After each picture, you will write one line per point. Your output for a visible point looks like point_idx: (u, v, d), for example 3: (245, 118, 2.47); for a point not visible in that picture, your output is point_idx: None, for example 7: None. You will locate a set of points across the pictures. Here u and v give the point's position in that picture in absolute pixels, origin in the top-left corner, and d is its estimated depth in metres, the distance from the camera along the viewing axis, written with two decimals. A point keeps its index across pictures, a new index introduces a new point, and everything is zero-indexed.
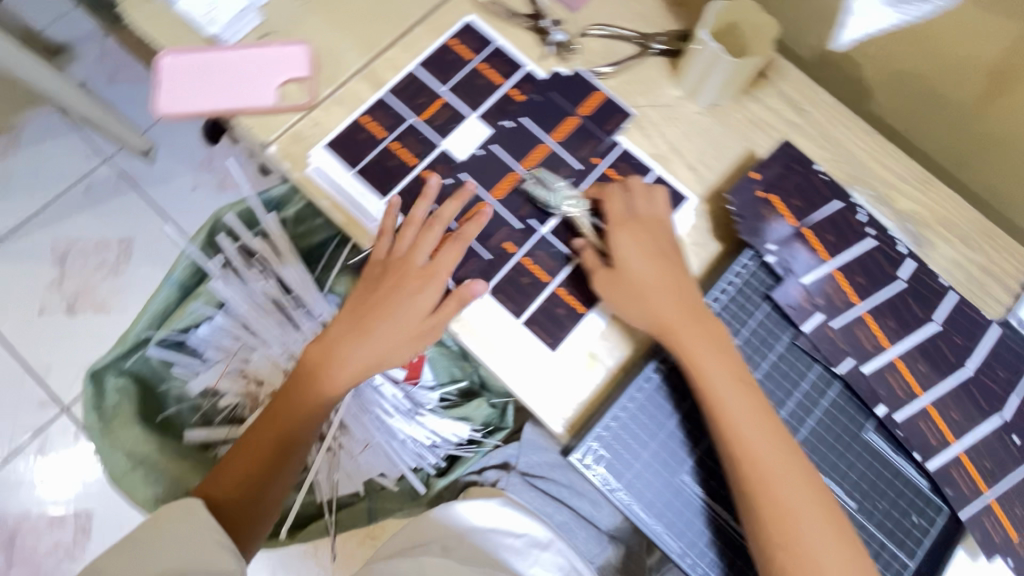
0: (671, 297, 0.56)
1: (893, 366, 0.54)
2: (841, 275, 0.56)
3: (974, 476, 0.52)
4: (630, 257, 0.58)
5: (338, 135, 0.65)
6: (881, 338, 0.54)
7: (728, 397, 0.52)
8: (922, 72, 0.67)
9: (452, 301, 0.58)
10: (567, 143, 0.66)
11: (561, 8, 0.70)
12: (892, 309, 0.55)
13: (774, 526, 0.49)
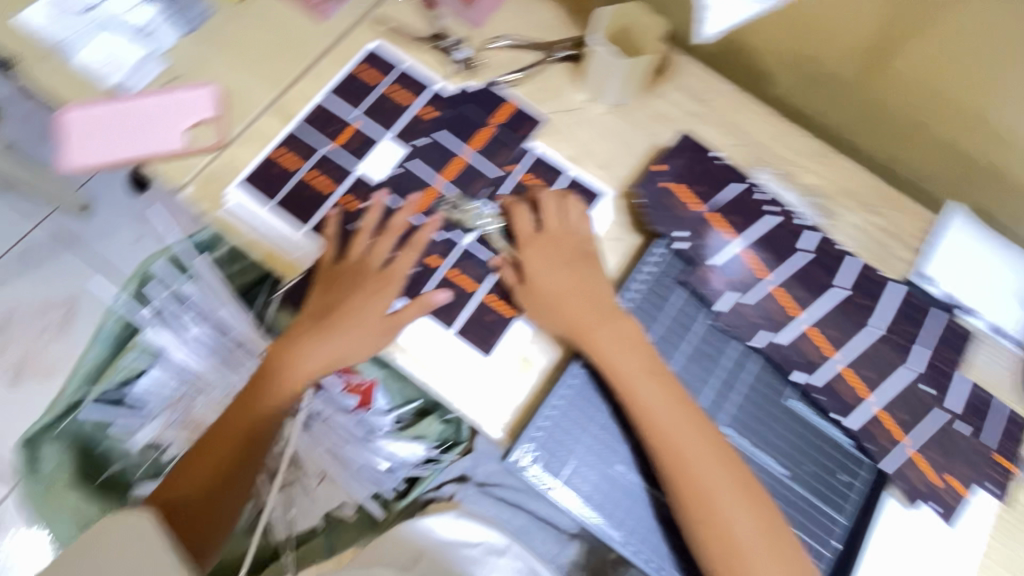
0: (582, 306, 0.58)
1: (805, 334, 0.56)
2: (749, 253, 0.59)
3: (892, 429, 0.54)
4: (544, 270, 0.60)
5: (253, 170, 0.65)
6: (791, 308, 0.57)
7: (641, 389, 0.54)
8: (809, 53, 0.71)
9: (414, 306, 0.59)
10: (482, 153, 0.67)
11: (463, 27, 0.72)
12: (800, 280, 0.58)
13: (694, 506, 0.51)
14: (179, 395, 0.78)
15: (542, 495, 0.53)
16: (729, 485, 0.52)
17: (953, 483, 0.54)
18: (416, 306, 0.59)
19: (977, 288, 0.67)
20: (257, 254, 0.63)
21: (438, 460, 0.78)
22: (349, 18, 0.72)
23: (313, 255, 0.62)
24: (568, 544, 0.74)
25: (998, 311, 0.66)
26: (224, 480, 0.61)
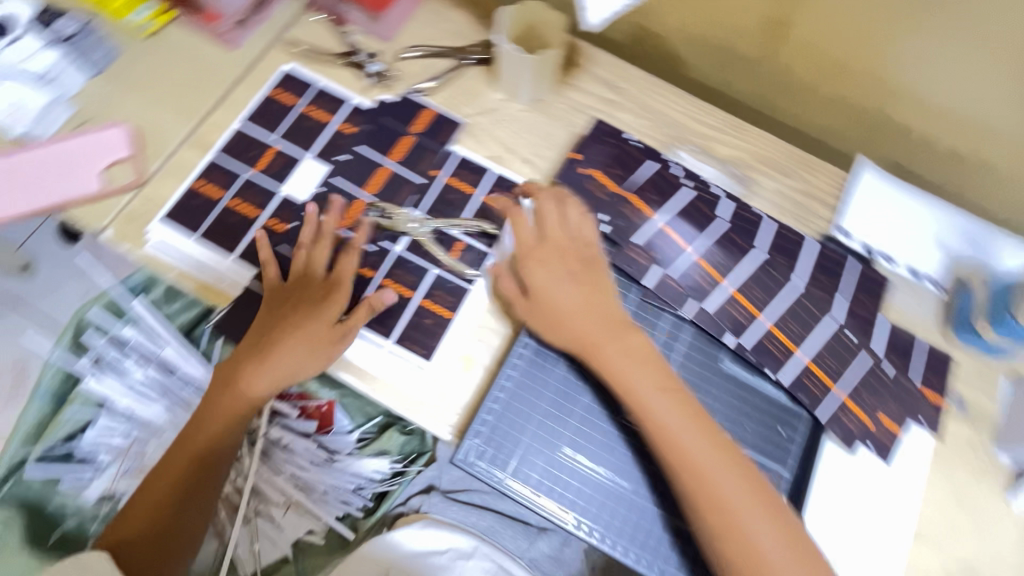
0: (594, 320, 0.55)
1: (732, 298, 0.58)
2: (670, 227, 0.60)
3: (822, 377, 0.57)
4: (551, 284, 0.57)
5: (174, 204, 0.64)
6: (714, 275, 0.59)
7: (653, 404, 0.52)
8: (710, 34, 0.76)
9: (363, 308, 0.59)
10: (405, 162, 0.68)
11: (374, 41, 0.73)
12: (720, 246, 0.60)
13: (717, 521, 0.49)
14: (130, 442, 0.75)
15: (492, 487, 0.53)
16: (713, 456, 0.51)
17: (886, 422, 0.58)
18: (365, 309, 0.59)
19: (892, 235, 0.70)
20: (186, 288, 0.62)
21: (403, 472, 0.77)
22: (259, 43, 0.72)
23: (244, 281, 0.62)
24: (537, 539, 0.70)
25: (914, 255, 0.70)
26: (183, 504, 0.59)
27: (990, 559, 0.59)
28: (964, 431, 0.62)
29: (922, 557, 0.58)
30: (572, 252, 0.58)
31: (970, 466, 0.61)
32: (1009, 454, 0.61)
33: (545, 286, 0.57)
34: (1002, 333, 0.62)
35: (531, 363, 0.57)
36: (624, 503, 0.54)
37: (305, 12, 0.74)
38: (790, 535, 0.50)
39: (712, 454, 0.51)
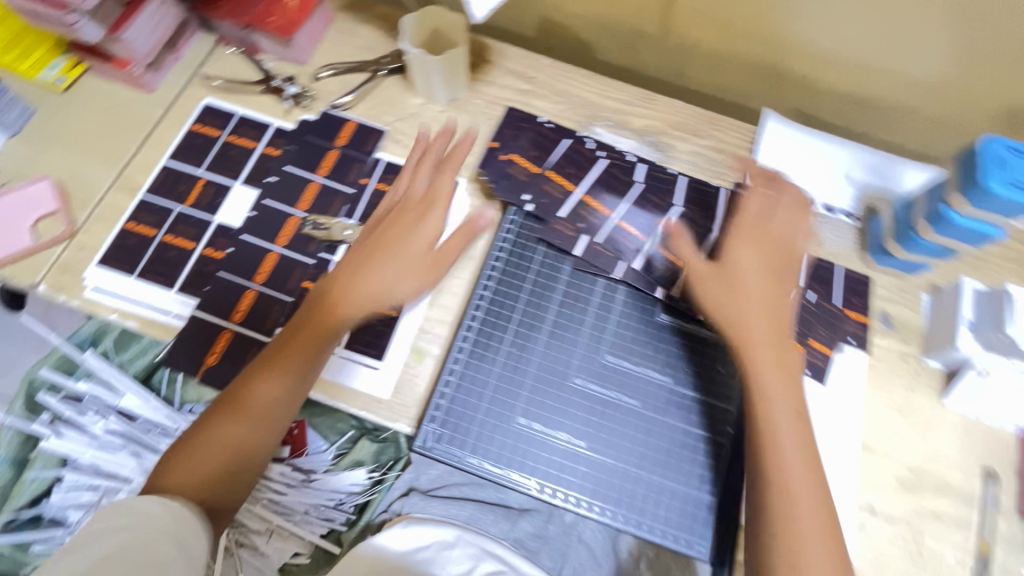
0: (762, 307, 0.56)
1: (658, 254, 0.62)
2: (591, 197, 0.64)
3: None
4: (736, 267, 0.57)
5: (108, 248, 0.65)
6: (637, 235, 0.62)
7: (778, 416, 0.52)
8: (611, 16, 0.81)
9: (464, 231, 0.60)
10: (334, 174, 0.70)
11: (289, 66, 0.76)
12: (640, 207, 0.64)
13: (780, 546, 0.48)
14: (99, 495, 0.75)
15: (455, 467, 0.54)
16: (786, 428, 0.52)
17: (818, 345, 0.65)
18: (465, 232, 0.60)
19: (804, 176, 0.75)
20: (132, 326, 0.62)
21: (382, 478, 0.78)
22: (175, 81, 0.74)
23: (188, 311, 0.62)
24: (518, 519, 0.73)
25: (827, 191, 0.74)
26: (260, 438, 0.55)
27: (937, 458, 0.62)
28: (892, 344, 0.67)
29: (872, 466, 0.62)
30: (771, 238, 0.59)
31: (901, 375, 0.66)
32: (936, 358, 0.66)
33: (726, 268, 0.57)
34: (909, 250, 0.66)
35: (476, 343, 0.59)
36: (583, 461, 0.55)
37: (219, 45, 0.76)
38: (832, 535, 0.49)
39: (789, 420, 0.52)
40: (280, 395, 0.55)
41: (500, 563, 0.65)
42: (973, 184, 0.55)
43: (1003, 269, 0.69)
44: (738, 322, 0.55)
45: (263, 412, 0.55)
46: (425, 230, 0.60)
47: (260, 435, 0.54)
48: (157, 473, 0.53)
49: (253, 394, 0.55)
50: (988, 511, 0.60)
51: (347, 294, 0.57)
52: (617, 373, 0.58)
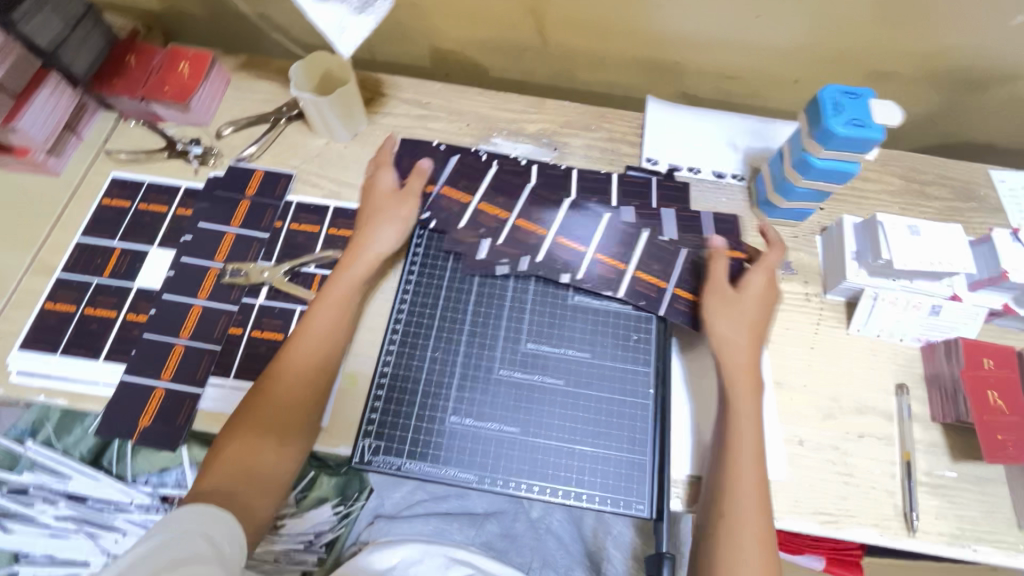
0: (750, 344, 0.59)
1: (556, 242, 0.65)
2: (484, 203, 0.67)
3: (652, 280, 0.64)
4: (746, 304, 0.61)
5: (28, 332, 0.66)
6: (536, 229, 0.66)
7: (744, 434, 0.55)
8: (493, 37, 0.87)
9: (416, 174, 0.68)
10: (247, 223, 0.72)
11: (192, 129, 0.79)
12: (529, 206, 0.67)
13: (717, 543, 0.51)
14: None
15: (394, 475, 0.56)
16: (747, 430, 0.55)
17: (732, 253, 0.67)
18: (417, 175, 0.68)
19: (693, 150, 0.81)
20: (60, 404, 0.62)
21: (348, 511, 0.79)
22: (80, 162, 0.75)
23: (115, 378, 0.63)
24: (483, 523, 0.81)
25: (715, 160, 0.80)
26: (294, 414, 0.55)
27: (852, 383, 0.67)
28: (794, 286, 0.72)
29: (796, 401, 0.65)
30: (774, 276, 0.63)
31: (808, 313, 0.71)
32: (834, 292, 0.71)
33: (741, 302, 0.61)
34: (788, 198, 0.71)
35: (400, 355, 0.61)
36: (518, 446, 0.58)
37: (121, 120, 0.78)
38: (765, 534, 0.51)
39: (753, 428, 0.55)
40: (303, 368, 0.57)
41: (464, 566, 0.69)
42: (821, 126, 0.61)
43: (872, 204, 0.78)
44: (726, 349, 0.59)
45: (292, 389, 0.56)
46: (387, 185, 0.68)
47: (290, 414, 0.55)
48: (208, 464, 0.53)
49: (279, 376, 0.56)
50: (905, 422, 0.64)
51: (342, 265, 0.63)
52: (539, 358, 0.62)
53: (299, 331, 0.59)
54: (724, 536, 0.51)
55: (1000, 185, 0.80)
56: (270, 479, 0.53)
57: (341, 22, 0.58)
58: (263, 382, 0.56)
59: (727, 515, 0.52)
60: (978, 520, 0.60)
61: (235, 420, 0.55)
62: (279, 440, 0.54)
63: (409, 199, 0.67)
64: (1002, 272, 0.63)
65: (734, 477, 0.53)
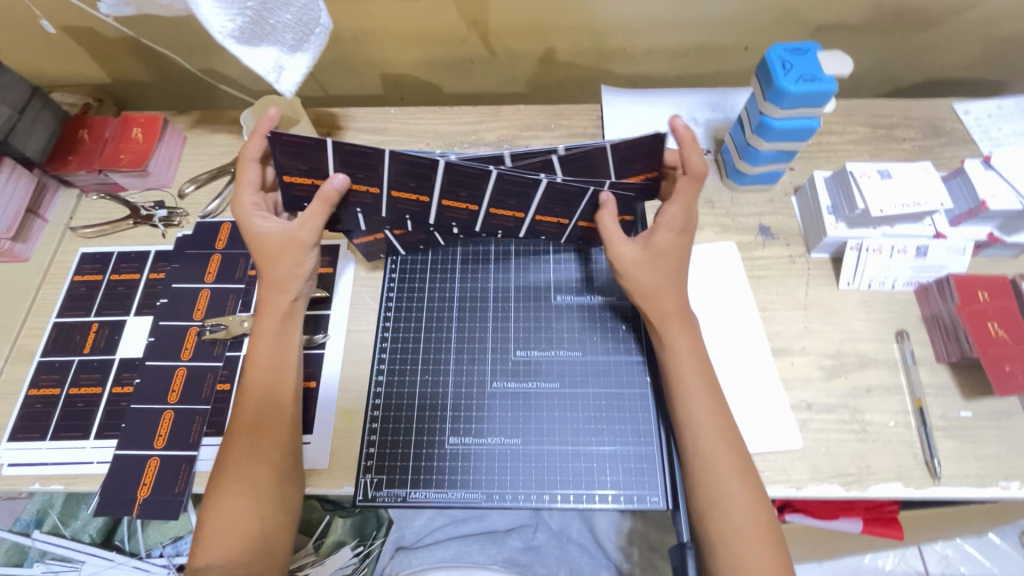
0: (665, 277, 0.58)
1: (493, 213, 0.61)
2: (400, 190, 0.58)
3: (552, 220, 0.63)
4: (659, 253, 0.58)
5: (16, 422, 0.65)
6: (467, 207, 0.60)
7: (704, 416, 0.53)
8: (441, 53, 0.87)
9: (317, 203, 0.56)
10: (221, 276, 0.71)
11: (154, 193, 0.78)
12: (455, 184, 0.57)
13: (725, 546, 0.49)
14: None
15: (400, 505, 0.55)
16: (703, 401, 0.54)
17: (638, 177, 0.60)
18: (322, 203, 0.56)
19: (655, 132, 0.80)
20: (56, 489, 0.61)
21: (369, 551, 0.79)
22: (47, 244, 0.75)
23: (109, 455, 0.62)
24: (505, 539, 0.78)
25: None
26: (273, 466, 0.53)
27: (851, 338, 0.66)
28: (777, 250, 0.71)
29: (798, 365, 0.64)
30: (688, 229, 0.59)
31: (795, 274, 0.70)
32: (818, 250, 0.70)
33: (647, 253, 0.58)
34: (756, 163, 0.70)
35: (391, 380, 0.60)
36: (521, 457, 0.57)
37: (83, 196, 0.78)
38: (763, 518, 0.49)
39: (694, 361, 0.55)
40: (276, 416, 0.55)
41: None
42: (772, 86, 0.60)
43: (842, 156, 0.77)
44: (646, 296, 0.58)
45: (266, 438, 0.53)
46: (270, 222, 0.58)
47: (269, 466, 0.52)
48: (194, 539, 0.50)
49: (248, 427, 0.54)
50: (911, 368, 0.63)
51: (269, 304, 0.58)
52: (529, 364, 0.61)
53: (252, 392, 0.55)
54: (705, 476, 0.51)
55: (966, 117, 0.79)
56: (267, 542, 0.50)
57: (278, 62, 0.57)
58: (228, 449, 0.53)
59: (700, 455, 0.52)
60: (1001, 456, 0.59)
61: (214, 485, 0.52)
62: (263, 503, 0.51)
63: (310, 227, 0.57)
64: (980, 203, 0.63)
65: (692, 417, 0.53)
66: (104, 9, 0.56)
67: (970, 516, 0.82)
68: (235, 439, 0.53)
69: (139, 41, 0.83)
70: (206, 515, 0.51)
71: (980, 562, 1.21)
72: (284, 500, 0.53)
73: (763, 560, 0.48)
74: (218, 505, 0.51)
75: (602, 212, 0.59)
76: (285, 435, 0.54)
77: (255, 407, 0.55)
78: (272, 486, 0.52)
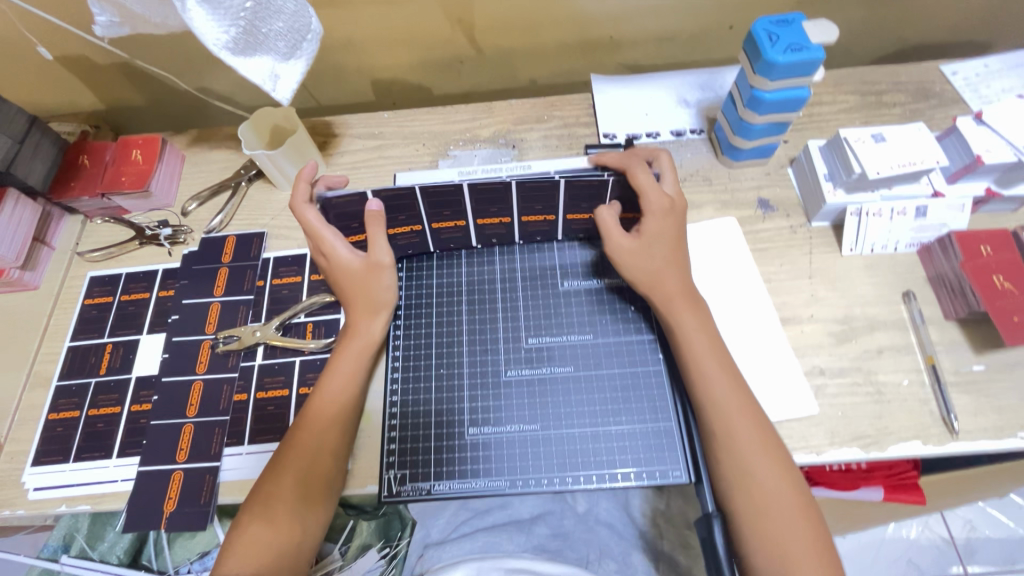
0: (664, 261, 0.59)
1: (524, 223, 0.64)
2: (437, 221, 0.63)
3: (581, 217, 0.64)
4: (652, 242, 0.59)
5: (38, 446, 0.65)
6: (500, 220, 0.64)
7: (721, 390, 0.53)
8: (431, 56, 0.88)
9: (373, 227, 0.60)
10: (229, 289, 0.71)
11: (158, 213, 0.79)
12: (484, 203, 0.61)
13: (755, 515, 0.49)
14: None
15: (426, 499, 0.55)
16: (719, 375, 0.54)
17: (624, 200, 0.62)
18: (375, 225, 0.60)
19: (647, 116, 0.81)
20: (84, 510, 0.62)
21: (395, 552, 0.80)
22: (55, 271, 0.75)
23: (133, 472, 0.63)
24: (532, 527, 0.77)
25: (671, 120, 0.80)
26: (310, 482, 0.53)
27: (859, 302, 0.66)
28: (777, 222, 0.72)
29: (808, 332, 0.65)
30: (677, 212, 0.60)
31: (797, 244, 0.70)
32: (818, 219, 0.70)
33: (651, 240, 0.59)
34: (749, 138, 0.70)
35: (406, 377, 0.61)
36: (542, 443, 0.57)
37: (87, 221, 0.79)
38: (790, 482, 0.50)
39: (704, 337, 0.56)
40: (325, 436, 0.55)
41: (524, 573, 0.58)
42: (761, 59, 0.61)
43: (834, 125, 0.78)
44: (648, 283, 0.59)
45: (310, 458, 0.54)
46: (350, 252, 0.61)
47: (309, 487, 0.53)
48: (227, 548, 0.51)
49: (297, 447, 0.54)
50: (920, 327, 0.64)
51: (351, 336, 0.60)
52: (542, 350, 0.61)
53: (314, 416, 0.56)
54: (728, 447, 0.52)
55: (955, 78, 0.80)
56: (294, 556, 0.51)
57: (272, 71, 0.57)
58: (282, 459, 0.54)
59: (720, 428, 0.52)
60: (1017, 408, 0.59)
61: (254, 501, 0.53)
62: (303, 518, 0.52)
63: (383, 248, 0.61)
64: (976, 158, 0.63)
65: (708, 392, 0.54)
66: (100, 32, 0.56)
67: (991, 475, 0.82)
68: (281, 456, 0.55)
69: (133, 64, 0.84)
70: (241, 526, 0.52)
71: (1004, 524, 1.21)
72: (317, 517, 0.53)
73: (795, 528, 0.48)
74: (255, 519, 0.52)
75: (602, 207, 0.61)
76: (328, 454, 0.55)
77: (310, 426, 0.55)
78: (309, 505, 0.53)
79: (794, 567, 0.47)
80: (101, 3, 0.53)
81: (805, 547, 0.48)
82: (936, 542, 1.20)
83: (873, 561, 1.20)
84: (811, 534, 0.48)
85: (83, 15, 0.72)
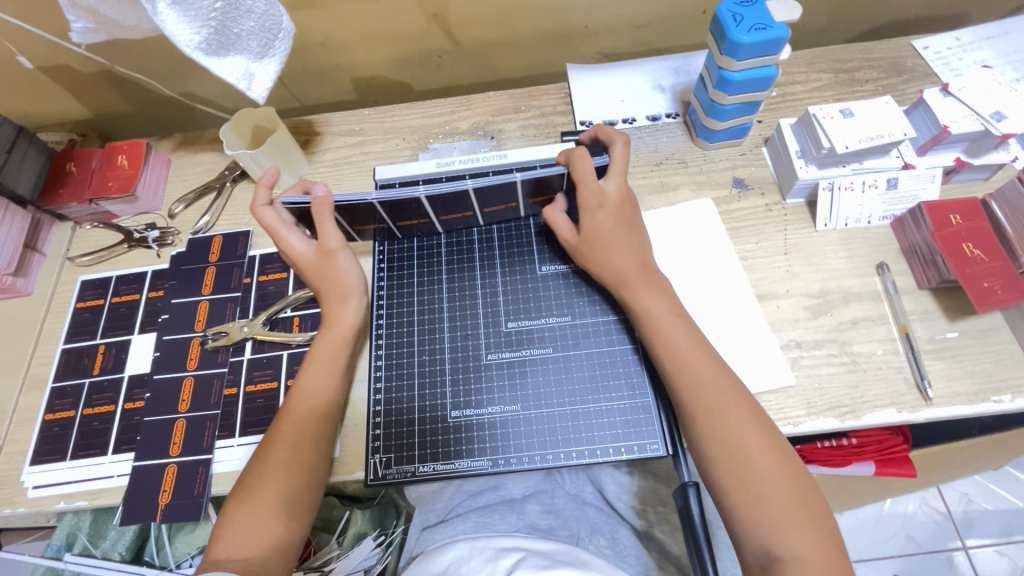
0: (628, 246, 0.60)
1: (487, 214, 0.66)
2: (403, 220, 0.65)
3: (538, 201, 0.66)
4: (594, 236, 0.61)
5: (36, 446, 0.67)
6: (463, 217, 0.66)
7: (693, 365, 0.54)
8: (409, 53, 0.90)
9: (324, 213, 0.60)
10: (217, 287, 0.73)
11: (145, 216, 0.81)
12: (448, 204, 0.63)
13: (732, 480, 0.50)
14: None
15: (412, 480, 0.57)
16: (689, 349, 0.55)
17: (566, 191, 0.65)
18: (324, 211, 0.60)
19: (623, 102, 0.82)
20: (82, 505, 0.63)
21: (390, 539, 0.82)
22: (48, 277, 0.77)
23: (128, 467, 0.64)
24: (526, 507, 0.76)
25: (646, 105, 0.81)
26: (294, 469, 0.55)
27: (834, 275, 0.67)
28: (752, 201, 0.73)
29: (783, 307, 0.66)
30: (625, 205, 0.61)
31: (772, 222, 0.71)
32: (792, 196, 0.71)
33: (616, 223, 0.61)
34: (721, 119, 0.71)
35: (390, 365, 0.62)
36: (524, 423, 0.58)
37: (78, 227, 0.81)
38: (767, 447, 0.51)
39: (669, 315, 0.57)
40: (307, 424, 0.56)
41: (518, 552, 0.56)
42: (726, 39, 0.62)
43: (808, 104, 0.79)
44: (616, 264, 0.60)
45: (292, 448, 0.55)
46: (301, 241, 0.62)
47: (292, 475, 0.54)
48: (216, 537, 0.53)
49: (280, 437, 0.56)
50: (894, 298, 0.65)
51: (330, 326, 0.61)
52: (522, 334, 0.63)
53: (295, 406, 0.57)
54: (702, 417, 0.53)
55: (926, 52, 0.81)
56: (282, 542, 0.53)
57: (246, 69, 0.59)
58: (266, 451, 0.56)
59: (693, 400, 0.53)
60: (991, 371, 0.60)
61: (237, 493, 0.55)
62: (289, 505, 0.54)
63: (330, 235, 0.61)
64: (943, 129, 0.64)
65: (679, 366, 0.55)
66: (76, 38, 0.58)
67: (980, 445, 0.83)
68: (265, 447, 0.56)
69: (115, 72, 0.85)
70: (227, 516, 0.54)
71: (1002, 497, 1.21)
72: (305, 504, 0.55)
73: (776, 486, 0.49)
74: (241, 507, 0.54)
75: (550, 208, 0.65)
76: (311, 441, 0.56)
77: (292, 417, 0.57)
78: (294, 492, 0.54)
79: (776, 526, 0.48)
80: (75, 10, 0.54)
81: (789, 507, 0.48)
82: (935, 517, 1.21)
83: (871, 538, 1.21)
84: (795, 492, 0.49)
85: (63, 24, 0.73)
